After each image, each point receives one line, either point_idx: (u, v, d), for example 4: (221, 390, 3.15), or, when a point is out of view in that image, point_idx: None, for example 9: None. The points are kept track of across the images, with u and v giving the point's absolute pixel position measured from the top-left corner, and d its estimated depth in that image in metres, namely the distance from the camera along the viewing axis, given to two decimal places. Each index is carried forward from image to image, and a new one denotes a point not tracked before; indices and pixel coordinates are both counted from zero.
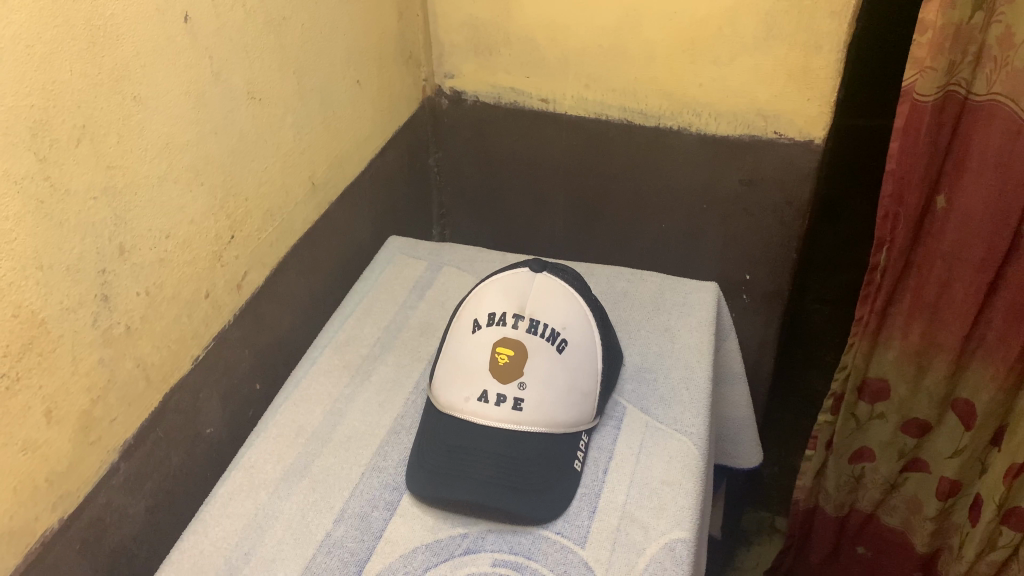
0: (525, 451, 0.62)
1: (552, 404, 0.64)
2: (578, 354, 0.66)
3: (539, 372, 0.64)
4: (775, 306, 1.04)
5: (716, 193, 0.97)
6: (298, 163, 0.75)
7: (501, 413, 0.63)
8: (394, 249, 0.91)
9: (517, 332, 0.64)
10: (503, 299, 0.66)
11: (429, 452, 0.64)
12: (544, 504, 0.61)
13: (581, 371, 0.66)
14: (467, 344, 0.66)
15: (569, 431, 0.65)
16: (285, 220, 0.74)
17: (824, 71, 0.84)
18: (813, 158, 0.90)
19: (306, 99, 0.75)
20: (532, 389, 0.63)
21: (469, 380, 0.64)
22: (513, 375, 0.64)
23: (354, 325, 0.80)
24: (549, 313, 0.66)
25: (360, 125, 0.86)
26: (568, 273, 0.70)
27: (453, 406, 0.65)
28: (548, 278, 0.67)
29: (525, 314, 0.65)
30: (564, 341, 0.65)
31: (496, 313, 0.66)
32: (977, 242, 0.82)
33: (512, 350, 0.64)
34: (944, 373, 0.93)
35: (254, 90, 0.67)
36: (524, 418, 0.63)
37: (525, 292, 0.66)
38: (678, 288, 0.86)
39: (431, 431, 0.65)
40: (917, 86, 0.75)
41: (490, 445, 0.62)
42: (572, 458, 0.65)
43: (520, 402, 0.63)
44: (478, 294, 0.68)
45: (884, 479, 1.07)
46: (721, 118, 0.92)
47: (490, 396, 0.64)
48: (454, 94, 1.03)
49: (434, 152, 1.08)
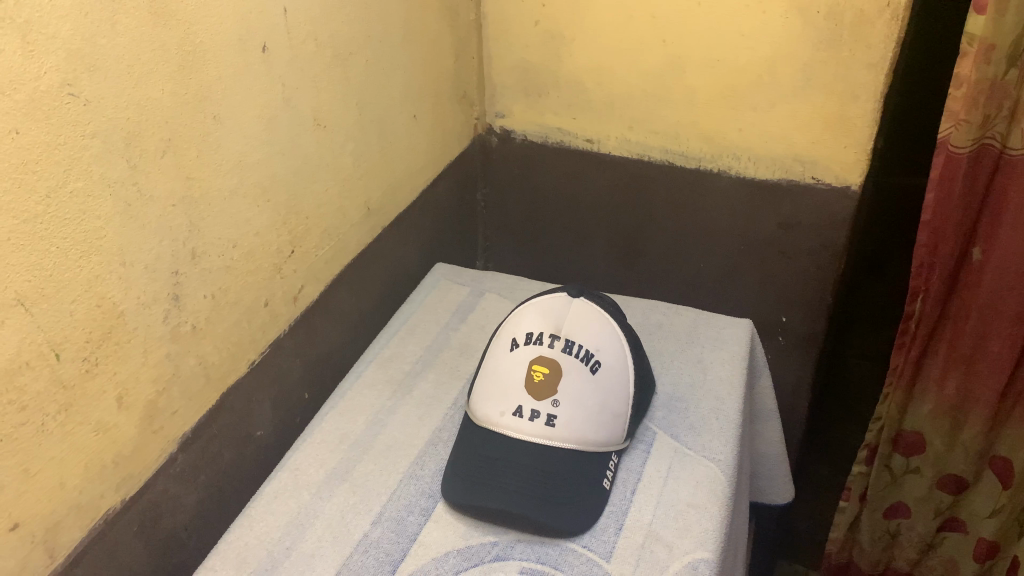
0: (556, 465, 0.65)
1: (583, 422, 0.67)
2: (610, 376, 0.69)
3: (572, 390, 0.67)
4: (809, 350, 1.06)
5: (754, 235, 0.99)
6: (355, 188, 0.80)
7: (534, 428, 0.66)
8: (440, 275, 0.95)
9: (552, 351, 0.68)
10: (541, 320, 0.70)
11: (463, 464, 0.67)
12: (573, 517, 0.64)
13: (612, 393, 0.69)
14: (505, 361, 0.69)
15: (599, 450, 0.68)
16: (341, 241, 0.79)
17: (860, 120, 0.87)
18: (849, 204, 0.93)
19: (365, 128, 0.80)
20: (564, 406, 0.66)
21: (504, 397, 0.68)
22: (547, 392, 0.67)
23: (398, 343, 0.84)
24: (584, 335, 0.69)
25: (414, 156, 0.92)
26: (603, 300, 0.74)
27: (489, 420, 0.68)
28: (584, 302, 0.71)
29: (561, 334, 0.69)
30: (597, 362, 0.68)
31: (533, 332, 0.70)
32: (1013, 296, 0.86)
33: (547, 368, 0.67)
34: (980, 429, 0.96)
35: (320, 117, 0.72)
36: (556, 434, 0.66)
37: (561, 315, 0.70)
38: (712, 323, 0.88)
39: (466, 446, 0.68)
40: (952, 138, 0.79)
41: (521, 458, 0.65)
42: (602, 476, 0.67)
43: (554, 418, 0.66)
44: (516, 316, 0.72)
45: (920, 536, 1.11)
46: (759, 162, 0.95)
47: (525, 411, 0.67)
48: (504, 132, 1.08)
49: (482, 186, 1.13)
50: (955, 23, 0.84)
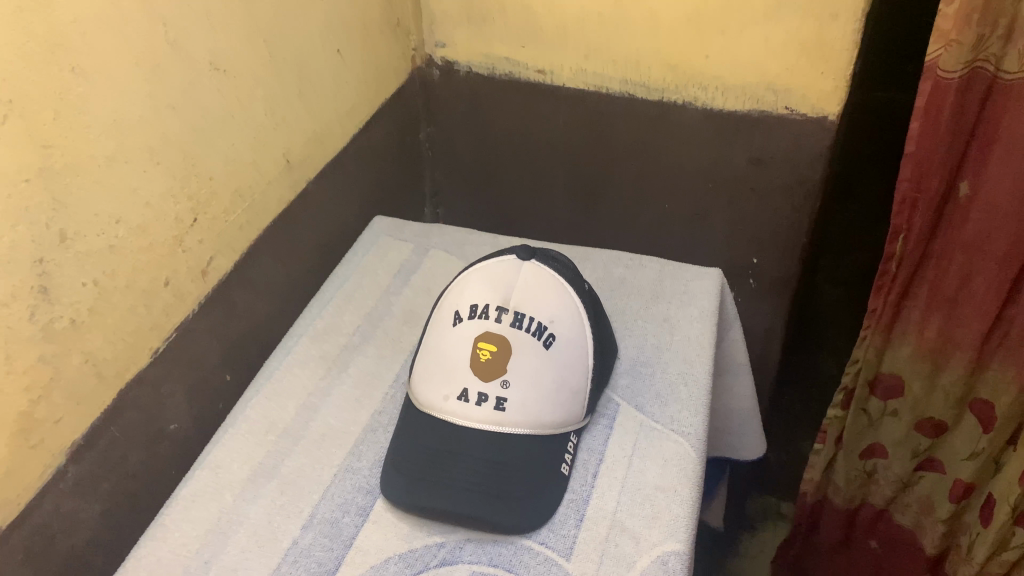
0: (508, 455, 0.58)
1: (538, 404, 0.59)
2: (566, 349, 0.61)
3: (523, 369, 0.59)
4: (783, 292, 1.00)
5: (724, 172, 0.92)
6: (271, 140, 0.70)
7: (483, 413, 0.58)
8: (380, 230, 0.86)
9: (500, 326, 0.60)
10: (487, 291, 0.61)
11: (406, 457, 0.59)
12: (527, 512, 0.57)
13: (570, 367, 0.61)
14: (448, 338, 0.61)
15: (556, 431, 0.61)
16: (258, 201, 0.69)
17: (840, 43, 0.78)
18: (826, 135, 0.85)
19: (279, 70, 0.69)
20: (515, 388, 0.59)
21: (448, 379, 0.60)
22: (496, 372, 0.59)
23: (334, 312, 0.75)
24: (536, 306, 0.61)
25: (343, 97, 0.81)
26: (558, 260, 0.65)
27: (432, 405, 0.60)
28: (536, 266, 0.63)
29: (510, 306, 0.60)
30: (552, 335, 0.61)
31: (479, 305, 0.61)
32: (1003, 235, 0.79)
33: (495, 345, 0.59)
34: (962, 371, 0.91)
35: (218, 61, 0.61)
36: (507, 419, 0.58)
37: (510, 284, 0.61)
38: (680, 275, 0.80)
39: (409, 434, 0.60)
40: (941, 62, 0.72)
41: (471, 448, 0.58)
42: (560, 462, 0.60)
43: (503, 402, 0.59)
44: (460, 285, 0.64)
45: (896, 475, 1.07)
46: (729, 92, 0.86)
47: (471, 395, 0.59)
48: (446, 65, 0.97)
49: (426, 126, 1.03)
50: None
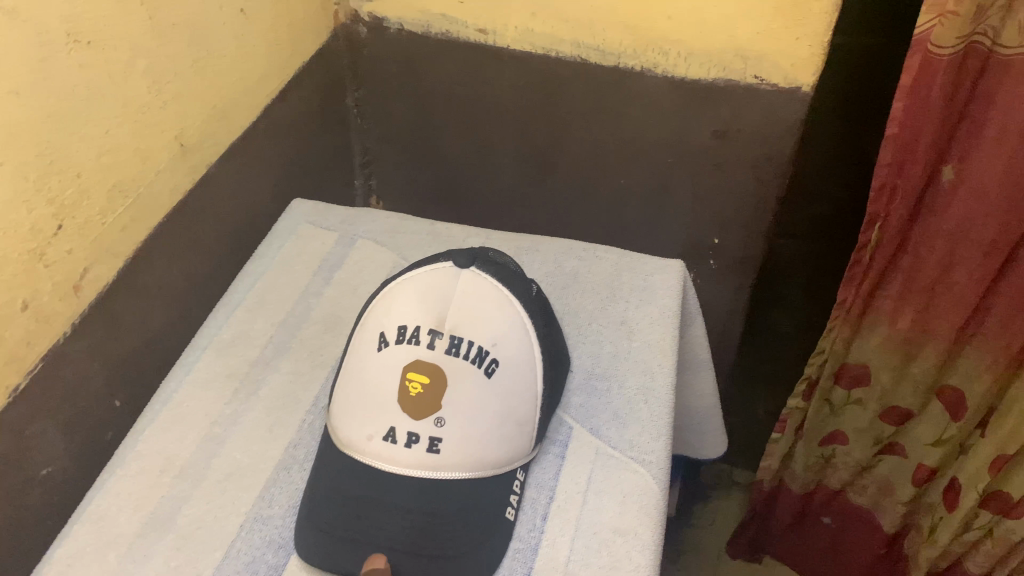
0: (441, 504, 0.49)
1: (478, 443, 0.51)
2: (512, 375, 0.52)
3: (460, 404, 0.50)
4: (745, 273, 0.92)
5: (685, 146, 0.83)
6: (157, 122, 0.59)
7: (414, 457, 0.50)
8: (299, 216, 0.75)
9: (433, 354, 0.50)
10: (418, 310, 0.52)
11: (321, 509, 0.50)
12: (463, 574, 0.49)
13: (516, 396, 0.52)
14: (372, 367, 0.52)
15: (500, 470, 0.52)
16: (144, 194, 0.58)
17: (819, 5, 0.69)
18: (799, 108, 0.77)
19: (163, 36, 0.58)
20: (451, 425, 0.50)
21: (372, 416, 0.51)
22: (428, 408, 0.50)
23: (243, 320, 0.65)
24: (475, 328, 0.51)
25: (249, 64, 0.69)
26: (501, 267, 0.56)
27: (354, 446, 0.51)
28: (476, 278, 0.53)
29: (444, 329, 0.51)
30: (495, 362, 0.52)
31: (409, 326, 0.52)
32: (989, 222, 0.73)
33: (427, 377, 0.50)
34: (934, 361, 0.86)
35: (79, 31, 0.50)
36: (443, 462, 0.50)
37: (446, 301, 0.52)
38: (638, 268, 0.72)
39: (326, 479, 0.51)
40: (934, 37, 0.64)
41: (397, 497, 0.49)
42: (506, 504, 0.52)
43: (437, 443, 0.50)
44: (387, 299, 0.54)
45: (856, 461, 1.02)
46: (692, 59, 0.77)
47: (400, 434, 0.50)
48: (374, 21, 0.85)
49: (353, 89, 0.91)
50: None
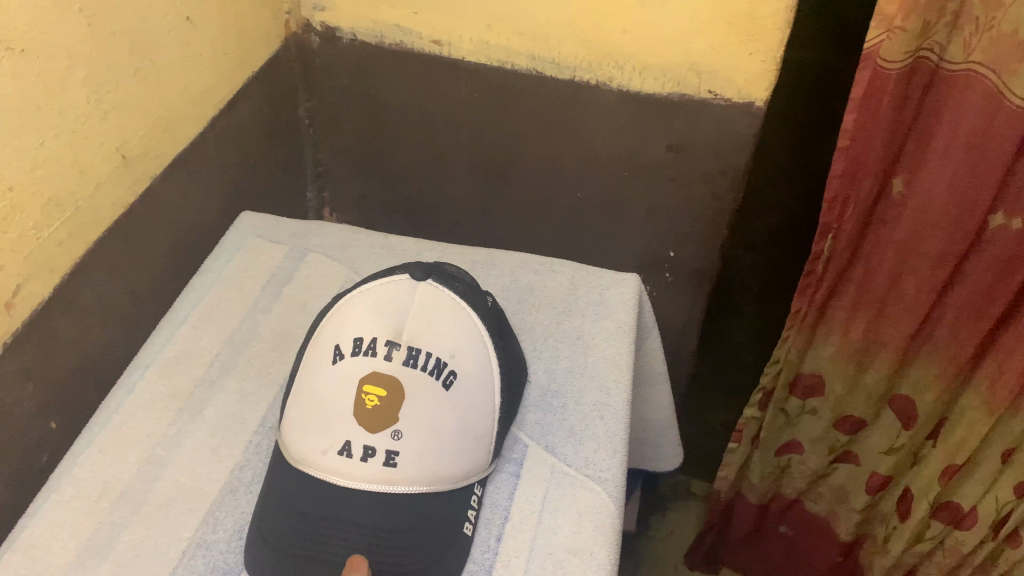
0: (399, 520, 0.48)
1: (436, 457, 0.50)
2: (470, 388, 0.51)
3: (418, 417, 0.49)
4: (700, 286, 0.93)
5: (640, 160, 0.83)
6: (97, 133, 0.57)
7: (370, 472, 0.48)
8: (249, 228, 0.73)
9: (391, 366, 0.49)
10: (374, 321, 0.51)
11: (274, 525, 0.49)
12: None
13: (474, 409, 0.52)
14: (326, 379, 0.50)
15: (457, 486, 0.51)
16: (82, 208, 0.56)
17: (771, 21, 0.70)
18: (753, 123, 0.77)
19: (103, 44, 0.56)
20: (409, 439, 0.49)
21: (326, 430, 0.49)
22: (385, 421, 0.49)
23: (188, 337, 0.63)
24: (434, 339, 0.50)
25: (195, 74, 0.67)
26: (459, 279, 0.55)
27: (306, 460, 0.49)
28: (434, 289, 0.52)
29: (402, 340, 0.50)
30: (452, 374, 0.50)
31: (365, 338, 0.50)
32: (936, 235, 0.74)
33: (384, 390, 0.49)
34: (885, 371, 0.87)
35: (11, 37, 0.48)
36: (400, 478, 0.48)
37: (403, 312, 0.51)
38: (594, 282, 0.72)
39: (280, 494, 0.50)
40: (883, 50, 0.65)
41: (355, 513, 0.48)
42: (463, 522, 0.51)
43: (394, 457, 0.48)
44: (342, 311, 0.52)
45: (811, 470, 1.03)
46: (647, 73, 0.77)
47: (355, 449, 0.49)
48: (327, 31, 0.84)
49: (305, 99, 0.89)
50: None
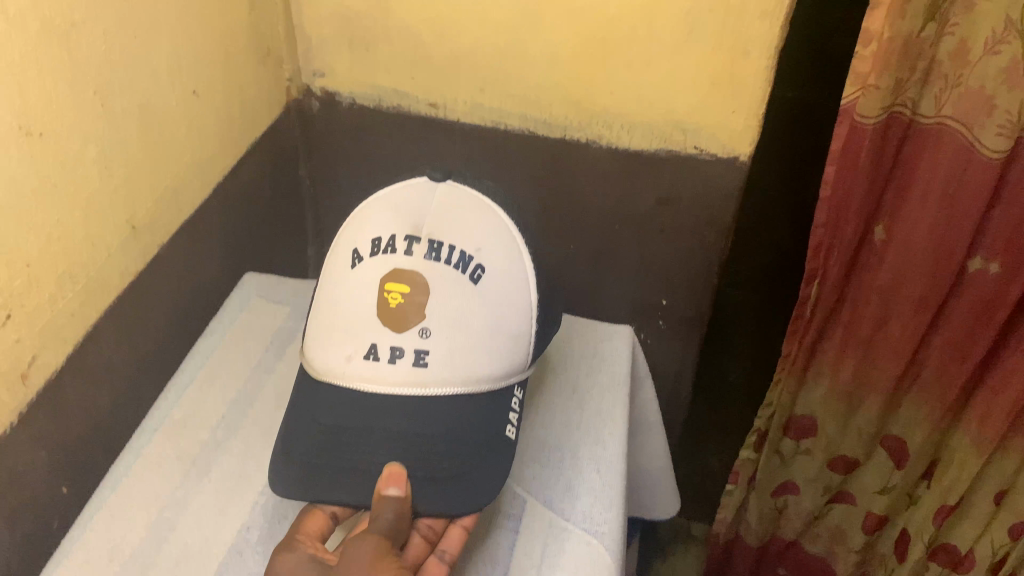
0: (432, 425, 0.54)
1: (466, 350, 0.55)
2: (498, 279, 0.57)
3: (443, 313, 0.55)
4: (693, 333, 0.95)
5: (631, 213, 0.86)
6: (107, 205, 0.59)
7: (399, 373, 0.54)
8: (252, 290, 0.76)
9: (412, 259, 0.56)
10: (392, 224, 0.58)
11: (304, 441, 0.55)
12: (461, 489, 0.53)
13: (504, 303, 0.57)
14: (351, 284, 0.57)
15: (495, 386, 0.57)
16: (93, 278, 0.58)
17: (752, 81, 0.73)
18: (738, 177, 0.80)
19: (114, 122, 0.58)
20: (436, 336, 0.55)
21: (352, 336, 0.56)
22: (411, 320, 0.55)
23: (194, 397, 0.65)
24: (455, 236, 0.57)
25: (200, 144, 0.70)
26: (479, 188, 0.62)
27: (335, 370, 0.56)
28: (451, 194, 0.59)
29: (422, 236, 0.57)
30: (480, 269, 0.57)
31: (383, 238, 0.58)
32: (918, 280, 0.76)
33: (407, 286, 0.55)
34: (875, 412, 0.89)
35: (29, 121, 0.50)
36: (428, 377, 0.54)
37: (422, 215, 0.58)
38: (587, 334, 0.75)
39: (309, 407, 0.57)
40: (859, 106, 0.69)
41: (384, 420, 0.54)
42: (505, 429, 0.56)
43: (423, 356, 0.54)
44: (360, 220, 0.60)
45: (807, 511, 1.04)
46: (634, 131, 0.80)
47: (383, 351, 0.55)
48: (326, 96, 0.87)
49: (305, 160, 0.93)
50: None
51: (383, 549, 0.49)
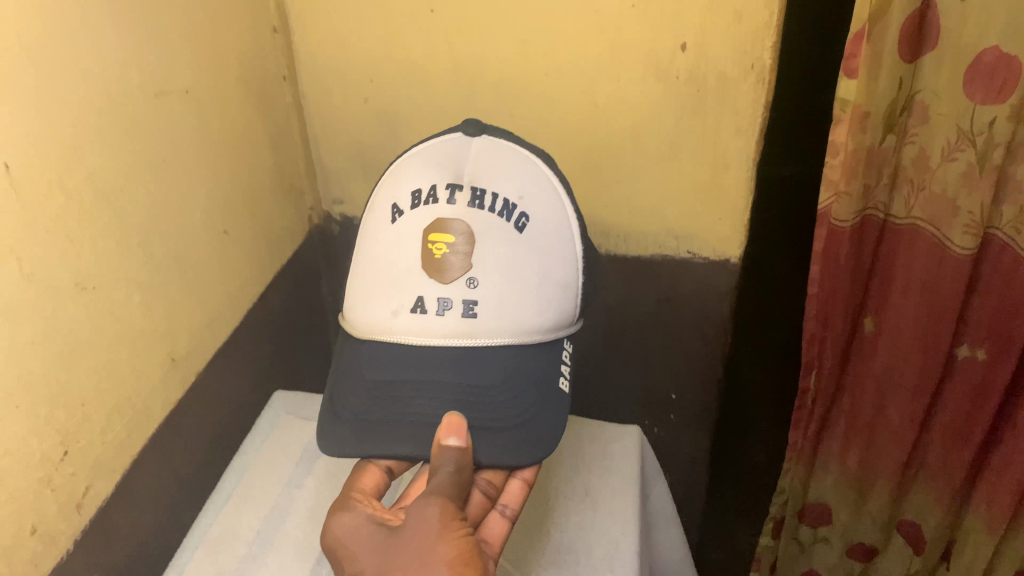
0: (484, 380, 0.61)
1: (509, 293, 0.61)
2: (540, 225, 0.63)
3: (489, 261, 0.61)
4: (704, 423, 0.99)
5: (634, 313, 0.91)
6: (151, 341, 0.65)
7: (446, 325, 0.61)
8: (281, 407, 0.82)
9: (454, 208, 0.61)
10: (433, 175, 0.63)
11: (357, 395, 0.63)
12: (512, 438, 0.60)
13: (546, 250, 0.63)
14: (396, 236, 0.63)
15: (543, 335, 0.64)
16: (139, 410, 0.64)
17: (733, 190, 0.79)
18: (731, 276, 0.85)
19: (157, 267, 0.65)
20: (483, 284, 0.60)
21: (400, 291, 0.62)
22: (458, 269, 0.60)
23: (232, 515, 0.70)
24: (496, 183, 0.62)
25: (232, 276, 0.77)
26: (510, 133, 0.66)
27: (386, 322, 0.63)
28: (487, 143, 0.64)
29: (464, 185, 0.61)
30: (524, 217, 0.62)
31: (424, 189, 0.62)
32: (909, 368, 0.80)
33: (450, 235, 0.60)
34: (886, 496, 0.91)
35: (85, 277, 0.57)
36: (477, 327, 0.61)
37: (462, 165, 0.63)
38: (597, 435, 0.79)
39: (361, 368, 0.64)
40: (833, 211, 0.74)
41: (436, 375, 0.61)
42: (557, 380, 0.64)
43: (472, 305, 0.61)
44: (398, 175, 0.65)
45: None
46: (630, 239, 0.86)
47: (431, 302, 0.61)
48: (346, 220, 0.95)
49: (327, 279, 1.00)
50: (815, 118, 0.72)
51: (450, 511, 0.53)
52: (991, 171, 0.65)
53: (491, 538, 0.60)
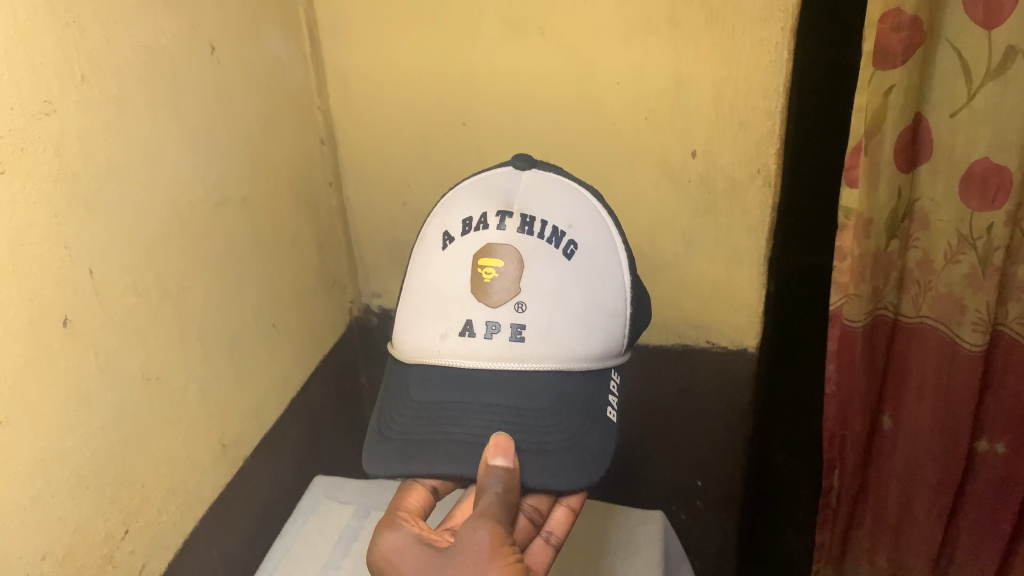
0: (529, 403, 0.62)
1: (558, 321, 0.62)
2: (590, 253, 0.64)
3: (536, 287, 0.62)
4: (730, 511, 1.00)
5: (657, 400, 0.94)
6: (205, 428, 0.71)
7: (494, 347, 0.62)
8: (319, 492, 0.86)
9: (504, 234, 0.63)
10: (483, 204, 0.65)
11: (404, 416, 0.63)
12: (558, 463, 0.59)
13: (595, 277, 0.64)
14: (447, 262, 0.65)
15: (592, 364, 0.64)
16: (192, 492, 0.69)
17: (748, 284, 0.84)
18: (750, 365, 0.89)
19: (213, 359, 0.71)
20: (530, 310, 0.62)
21: (448, 315, 0.64)
22: (506, 294, 0.62)
23: None
24: (544, 212, 0.64)
25: (279, 367, 0.83)
26: (559, 168, 0.69)
27: (435, 345, 0.64)
28: (536, 175, 0.66)
29: (514, 213, 0.64)
30: (572, 244, 0.63)
31: (474, 217, 0.64)
32: (930, 466, 0.83)
33: (499, 260, 0.62)
34: None
35: (151, 368, 0.63)
36: (525, 350, 0.62)
37: (512, 194, 0.65)
38: (622, 520, 0.82)
39: (409, 391, 0.65)
40: (844, 311, 0.80)
41: (482, 398, 0.62)
42: (603, 409, 0.64)
43: (520, 329, 0.62)
44: (449, 206, 0.67)
45: None
46: (652, 330, 0.91)
47: (479, 326, 0.63)
48: (384, 312, 1.02)
49: (365, 370, 1.05)
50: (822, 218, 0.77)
51: (500, 534, 0.54)
52: (992, 274, 0.71)
53: (535, 563, 0.61)
